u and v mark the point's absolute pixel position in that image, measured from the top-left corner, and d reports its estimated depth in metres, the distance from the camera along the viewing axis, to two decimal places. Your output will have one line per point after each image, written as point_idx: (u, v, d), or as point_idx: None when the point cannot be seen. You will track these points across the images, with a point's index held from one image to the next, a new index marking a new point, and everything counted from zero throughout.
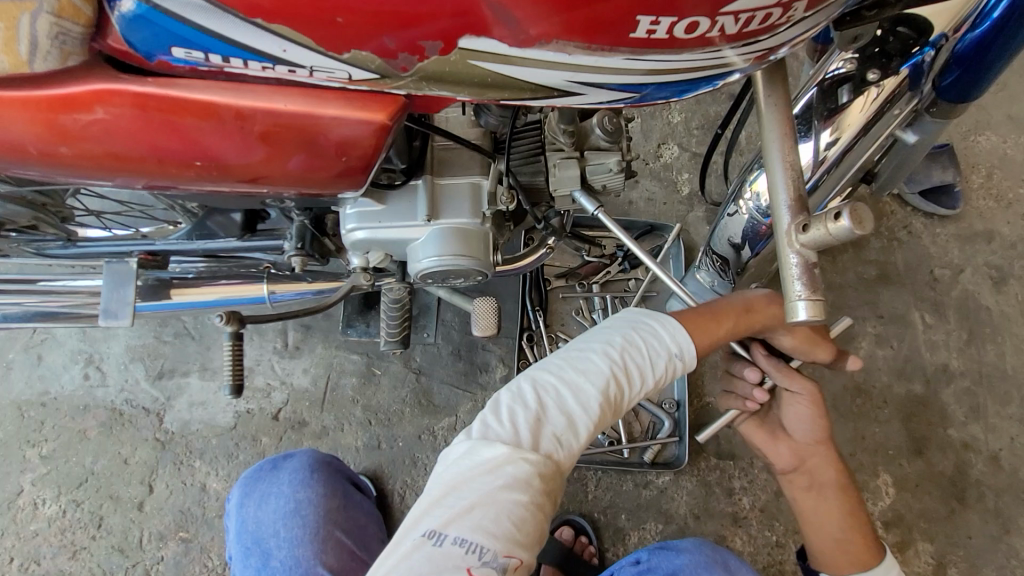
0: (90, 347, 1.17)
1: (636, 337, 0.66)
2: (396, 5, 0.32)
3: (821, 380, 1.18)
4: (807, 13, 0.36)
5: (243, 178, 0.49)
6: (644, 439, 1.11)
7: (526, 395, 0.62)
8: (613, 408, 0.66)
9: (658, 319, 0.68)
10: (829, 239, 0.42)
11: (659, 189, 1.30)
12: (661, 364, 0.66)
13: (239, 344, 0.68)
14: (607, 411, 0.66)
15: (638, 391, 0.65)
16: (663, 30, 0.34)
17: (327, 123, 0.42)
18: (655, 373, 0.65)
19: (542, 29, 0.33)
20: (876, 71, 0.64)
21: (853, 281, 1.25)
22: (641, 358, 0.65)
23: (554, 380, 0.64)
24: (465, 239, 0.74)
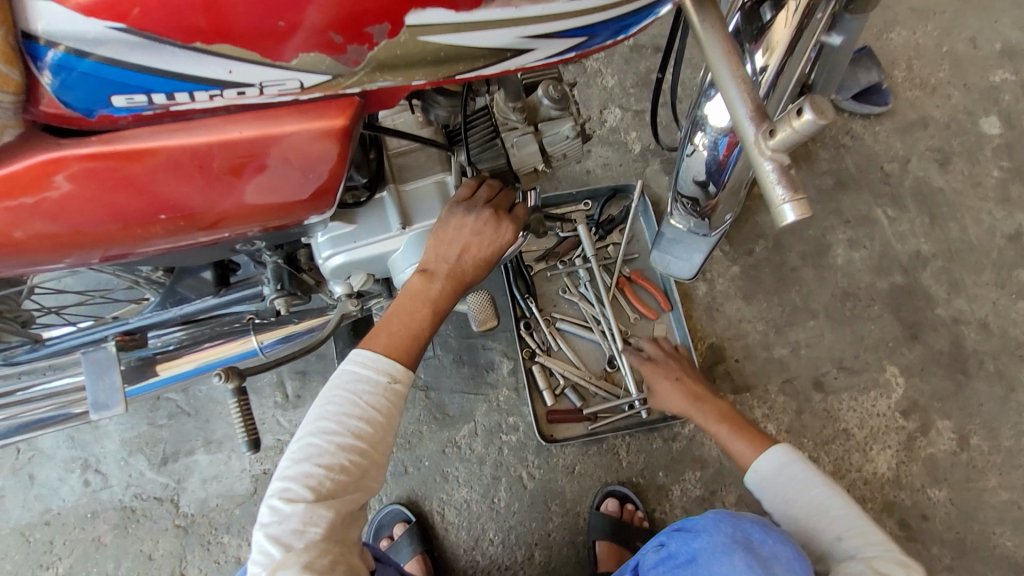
0: (83, 452, 1.11)
1: (326, 427, 0.62)
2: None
3: (809, 295, 1.22)
4: None
5: (209, 224, 0.47)
6: None
7: (288, 491, 0.59)
8: (343, 425, 0.62)
9: (347, 377, 0.65)
10: (797, 137, 0.44)
11: (612, 153, 1.32)
12: (346, 442, 0.61)
13: (245, 400, 0.66)
14: (341, 430, 0.62)
15: (351, 467, 0.61)
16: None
17: (286, 141, 0.42)
18: (382, 424, 0.64)
19: None
20: None
21: (814, 195, 1.29)
22: (371, 416, 0.63)
23: (290, 467, 0.61)
24: (446, 222, 0.69)
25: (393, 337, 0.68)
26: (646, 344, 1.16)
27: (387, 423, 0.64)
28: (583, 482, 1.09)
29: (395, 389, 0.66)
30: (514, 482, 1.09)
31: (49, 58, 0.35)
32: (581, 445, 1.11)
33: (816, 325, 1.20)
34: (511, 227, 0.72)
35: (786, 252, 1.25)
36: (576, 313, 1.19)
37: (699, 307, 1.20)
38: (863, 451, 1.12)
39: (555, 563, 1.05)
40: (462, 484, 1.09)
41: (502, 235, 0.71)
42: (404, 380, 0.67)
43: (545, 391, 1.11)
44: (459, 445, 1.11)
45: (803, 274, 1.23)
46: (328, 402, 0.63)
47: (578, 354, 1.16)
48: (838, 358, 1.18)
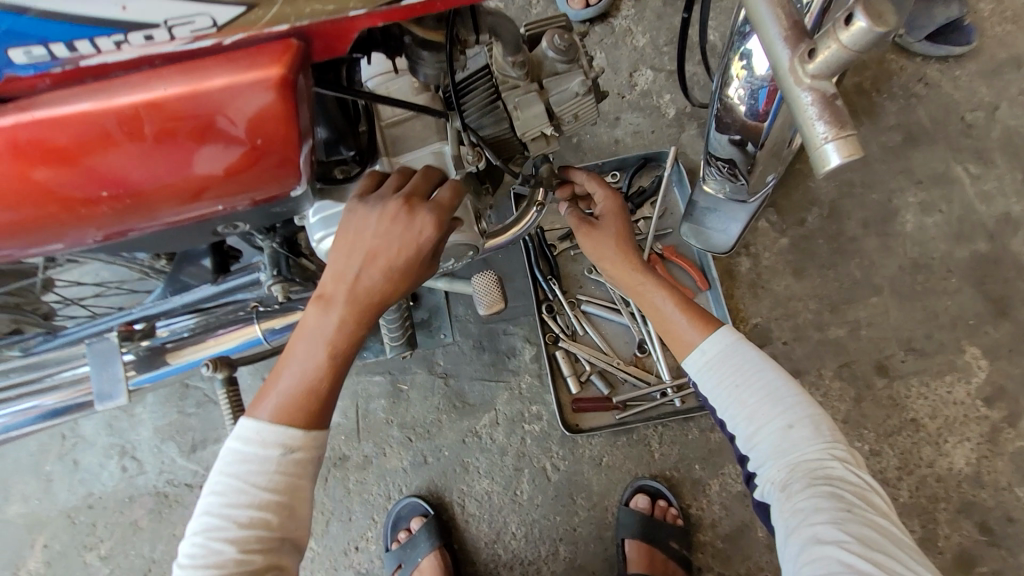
0: (120, 439, 1.14)
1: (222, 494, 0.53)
2: None
3: (872, 269, 1.08)
4: None
5: (160, 206, 0.42)
6: None
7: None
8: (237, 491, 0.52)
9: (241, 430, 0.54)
10: (847, 57, 0.34)
11: (644, 119, 1.21)
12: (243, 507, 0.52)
13: (235, 389, 0.63)
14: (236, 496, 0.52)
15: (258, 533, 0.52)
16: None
17: (220, 96, 0.36)
18: (289, 475, 0.54)
19: None
20: None
21: (878, 154, 1.13)
22: (261, 491, 0.52)
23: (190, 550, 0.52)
24: (344, 225, 0.57)
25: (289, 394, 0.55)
26: None
27: (291, 493, 0.53)
28: (612, 475, 1.03)
29: (294, 461, 0.54)
30: (538, 474, 1.03)
31: None
32: (609, 435, 1.04)
33: (880, 301, 1.06)
34: (429, 220, 0.56)
35: (845, 220, 1.10)
36: (603, 294, 1.10)
37: (742, 284, 1.08)
38: (935, 444, 0.99)
39: (582, 559, 1.00)
40: (484, 475, 1.04)
41: (416, 232, 0.56)
42: (306, 449, 0.55)
43: (570, 378, 1.04)
44: (480, 435, 1.06)
45: (865, 245, 1.09)
46: (212, 491, 0.53)
47: (607, 339, 1.08)
48: (907, 339, 1.03)
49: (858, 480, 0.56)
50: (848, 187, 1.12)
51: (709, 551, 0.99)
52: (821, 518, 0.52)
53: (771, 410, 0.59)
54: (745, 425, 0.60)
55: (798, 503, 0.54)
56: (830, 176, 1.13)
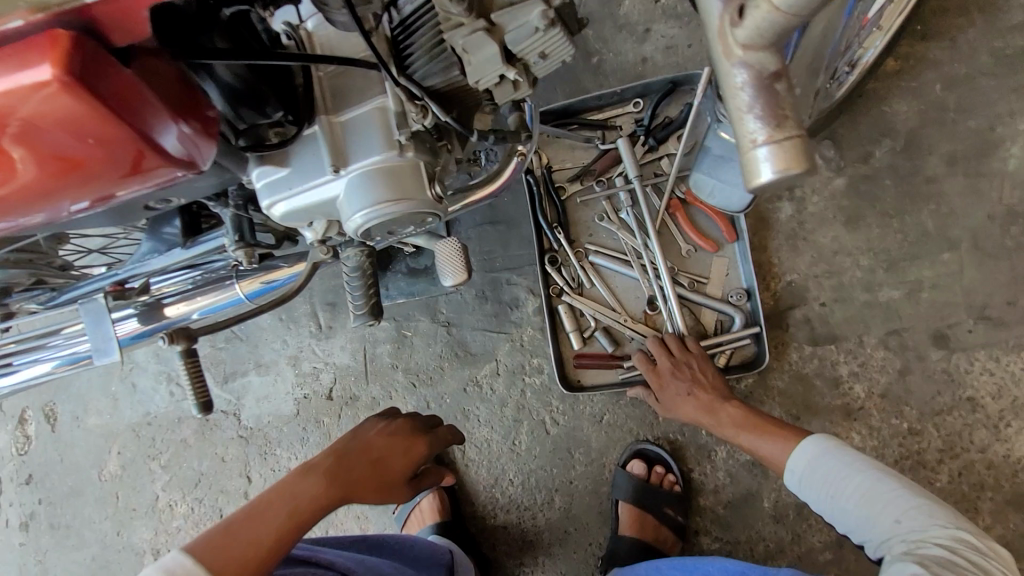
0: (168, 367, 1.27)
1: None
2: None
3: (950, 218, 0.88)
4: None
5: (34, 199, 0.43)
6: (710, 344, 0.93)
7: None
8: None
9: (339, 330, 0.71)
10: (782, 22, 0.28)
11: (681, 31, 1.01)
12: None
13: (194, 361, 0.63)
14: None
15: None
16: None
17: (22, 104, 0.35)
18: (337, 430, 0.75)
19: None
20: None
21: (985, 66, 0.88)
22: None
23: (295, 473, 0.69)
24: None
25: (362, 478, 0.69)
26: (697, 282, 0.95)
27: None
28: (612, 434, 0.99)
29: None
30: (536, 427, 1.02)
31: None
32: (613, 393, 0.99)
33: (954, 259, 0.87)
34: None
35: (924, 155, 0.89)
36: (615, 244, 0.99)
37: (779, 235, 0.93)
38: (993, 428, 0.85)
39: (577, 509, 0.99)
40: (483, 424, 1.04)
41: None
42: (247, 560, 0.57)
43: (571, 333, 0.98)
44: (481, 384, 1.05)
45: (946, 188, 0.88)
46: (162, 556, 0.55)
47: (615, 293, 0.98)
48: (980, 306, 0.86)
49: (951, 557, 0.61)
50: (935, 109, 0.89)
51: (710, 517, 0.94)
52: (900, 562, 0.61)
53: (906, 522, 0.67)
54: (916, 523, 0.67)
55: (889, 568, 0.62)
56: (913, 98, 0.90)
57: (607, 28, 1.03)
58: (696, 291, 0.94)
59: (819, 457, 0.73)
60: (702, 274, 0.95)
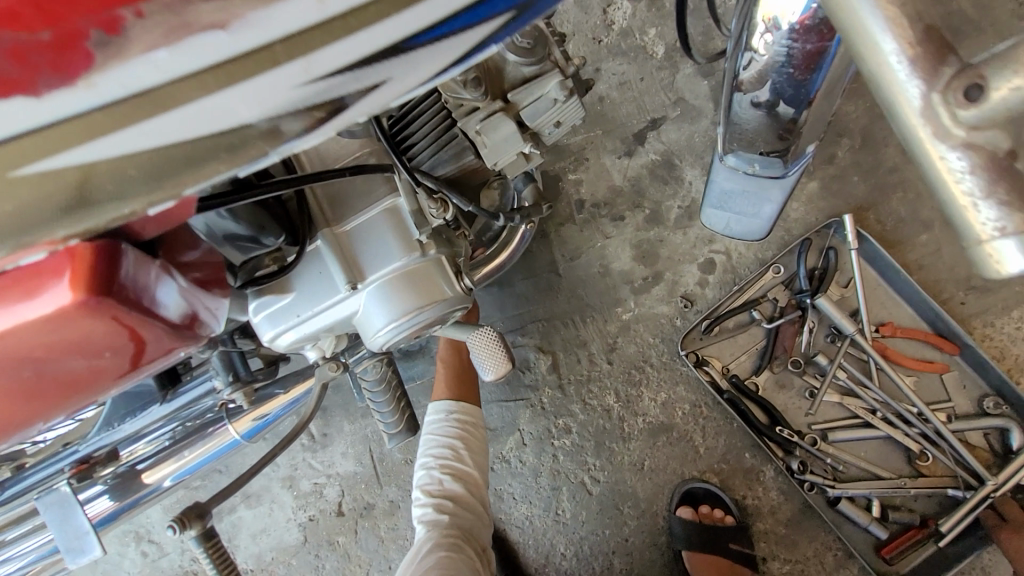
0: (132, 524, 1.07)
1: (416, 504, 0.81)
2: None
3: (918, 201, 0.93)
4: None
5: (14, 424, 0.36)
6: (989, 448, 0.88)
7: None
8: None
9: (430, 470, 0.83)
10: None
11: (630, 64, 1.00)
12: None
13: (215, 544, 0.52)
14: None
15: None
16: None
17: (22, 331, 0.30)
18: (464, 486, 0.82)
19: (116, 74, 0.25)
20: None
21: None
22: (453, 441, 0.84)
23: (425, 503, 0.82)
24: None
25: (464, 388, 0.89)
26: (946, 410, 0.89)
27: (471, 441, 0.85)
28: (656, 479, 0.95)
29: None
30: (577, 489, 0.96)
31: None
32: (648, 437, 0.95)
33: (931, 239, 0.92)
34: None
35: (882, 147, 0.94)
36: (844, 414, 0.91)
37: (771, 246, 0.94)
38: None
39: (640, 568, 0.94)
40: (521, 500, 0.97)
41: None
42: (461, 410, 0.87)
43: (870, 525, 0.87)
44: (509, 459, 0.98)
45: (909, 175, 0.93)
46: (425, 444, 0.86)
47: (874, 461, 0.90)
48: (964, 278, 0.91)
49: None
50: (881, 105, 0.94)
51: (773, 539, 0.92)
52: None
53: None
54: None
55: None
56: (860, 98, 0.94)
57: None
58: (956, 420, 0.88)
59: None
60: (943, 398, 0.90)
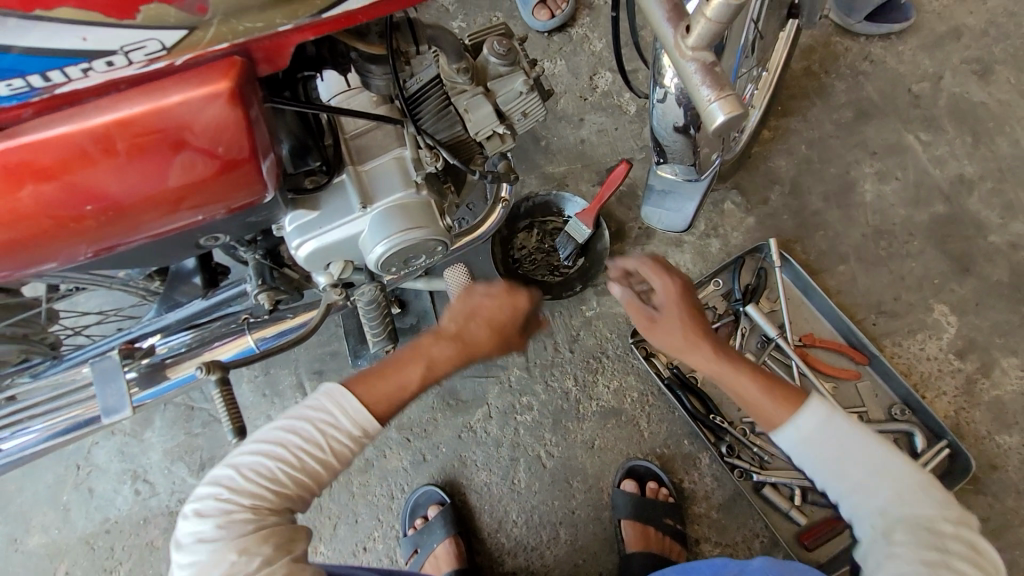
0: (132, 464, 1.19)
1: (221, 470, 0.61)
2: None
3: (837, 238, 1.11)
4: None
5: (126, 193, 0.46)
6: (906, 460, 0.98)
7: None
8: None
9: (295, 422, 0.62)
10: (716, 28, 0.39)
11: (607, 118, 1.26)
12: None
13: (228, 389, 0.68)
14: None
15: None
16: None
17: (181, 113, 0.42)
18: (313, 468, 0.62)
19: None
20: None
21: (832, 130, 1.18)
22: (323, 447, 0.62)
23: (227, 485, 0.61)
24: None
25: (380, 384, 0.64)
26: (861, 413, 1.01)
27: (334, 463, 0.63)
28: (605, 457, 1.06)
29: None
30: (532, 462, 1.07)
31: None
32: (599, 419, 1.08)
33: (847, 269, 1.09)
34: None
35: (807, 194, 1.15)
36: None
37: (713, 265, 1.12)
38: None
39: (582, 540, 1.02)
40: (482, 468, 1.08)
41: None
42: (363, 429, 0.64)
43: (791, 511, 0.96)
44: (475, 429, 1.10)
45: (828, 217, 1.13)
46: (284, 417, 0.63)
47: None
48: (876, 303, 1.07)
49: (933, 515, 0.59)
50: (806, 163, 1.16)
51: (705, 522, 1.01)
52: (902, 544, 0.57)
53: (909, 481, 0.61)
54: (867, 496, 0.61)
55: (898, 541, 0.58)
56: (788, 155, 1.17)
57: (549, 119, 1.27)
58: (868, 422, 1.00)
59: (887, 462, 0.61)
60: (858, 404, 1.02)
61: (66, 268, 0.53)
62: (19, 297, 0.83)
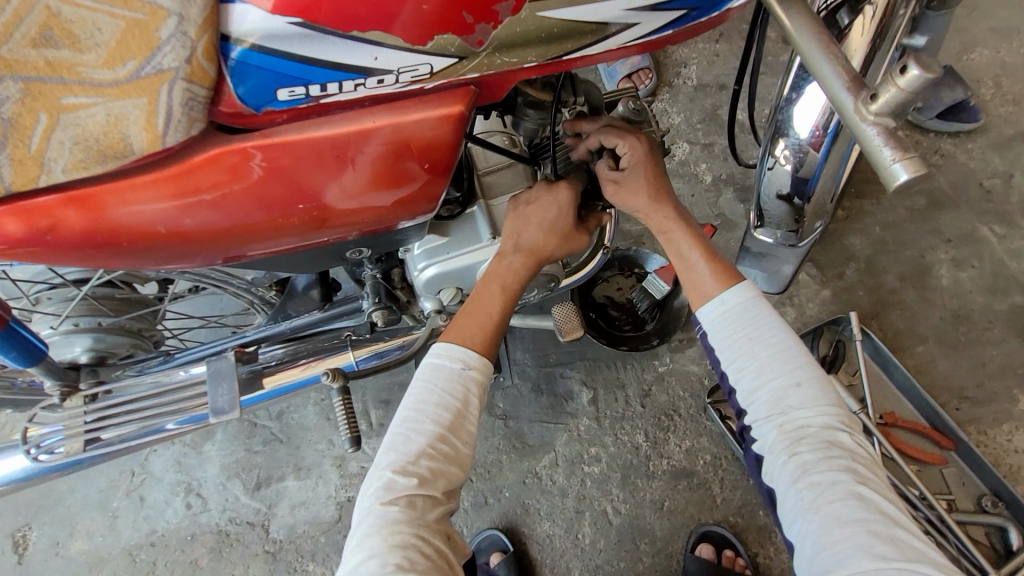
0: (187, 476, 1.17)
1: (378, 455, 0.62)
2: None
3: (914, 319, 1.13)
4: None
5: (331, 195, 0.50)
6: (997, 556, 0.93)
7: None
8: None
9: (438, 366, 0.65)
10: (904, 98, 0.43)
11: (684, 184, 1.32)
12: None
13: (348, 399, 0.70)
14: None
15: None
16: None
17: (412, 129, 0.46)
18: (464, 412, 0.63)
19: None
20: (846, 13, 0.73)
21: (906, 215, 1.22)
22: (450, 402, 0.63)
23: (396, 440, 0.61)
24: None
25: (467, 322, 0.67)
26: (947, 500, 0.98)
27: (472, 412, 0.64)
28: (674, 520, 1.03)
29: None
30: (599, 517, 1.04)
31: (242, 70, 0.40)
32: (669, 478, 1.06)
33: (926, 351, 1.10)
34: None
35: (883, 274, 1.17)
36: None
37: (789, 333, 1.14)
38: None
39: None
40: (545, 517, 1.05)
41: None
42: (481, 369, 0.66)
43: None
44: (540, 476, 1.08)
45: (905, 297, 1.14)
46: (413, 391, 0.64)
47: None
48: (958, 387, 1.06)
49: (862, 451, 0.61)
50: (881, 244, 1.20)
51: None
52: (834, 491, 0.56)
53: (783, 369, 0.63)
54: (755, 378, 0.64)
55: (816, 472, 0.58)
56: (863, 235, 1.21)
57: None
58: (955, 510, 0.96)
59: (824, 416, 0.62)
60: (944, 490, 0.99)
61: (227, 260, 0.57)
62: (137, 292, 0.85)
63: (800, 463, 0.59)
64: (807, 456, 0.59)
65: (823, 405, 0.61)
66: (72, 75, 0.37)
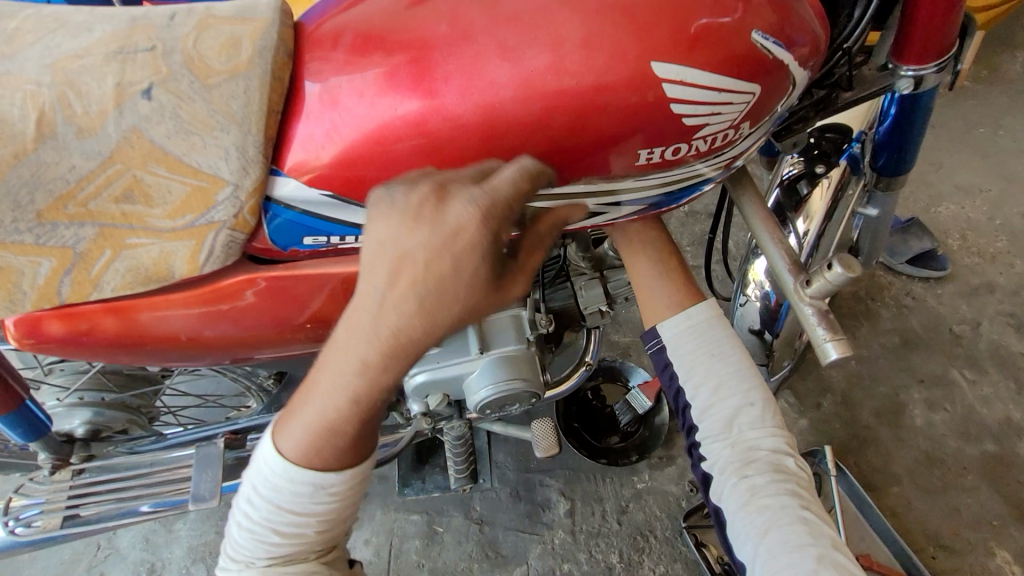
0: (152, 556, 1.15)
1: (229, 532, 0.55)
2: (473, 169, 0.46)
3: (889, 457, 1.15)
4: (752, 128, 0.51)
5: (337, 317, 0.57)
6: None
7: None
8: None
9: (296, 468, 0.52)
10: (831, 287, 0.51)
11: None
12: None
13: None
14: None
15: None
16: (657, 156, 0.48)
17: None
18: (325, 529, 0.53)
19: (573, 171, 0.47)
20: (806, 185, 0.82)
21: (880, 352, 1.28)
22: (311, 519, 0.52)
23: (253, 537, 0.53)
24: None
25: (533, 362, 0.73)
26: None
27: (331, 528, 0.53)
28: None
29: None
30: None
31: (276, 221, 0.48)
32: None
33: (901, 491, 1.11)
34: None
35: (858, 408, 1.21)
36: None
37: None
38: None
39: None
40: None
41: None
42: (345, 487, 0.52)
43: None
44: None
45: (880, 434, 1.17)
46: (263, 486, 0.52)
47: None
48: (934, 534, 1.06)
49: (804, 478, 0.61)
50: (856, 377, 1.25)
51: None
52: (784, 517, 0.57)
53: (736, 388, 0.62)
54: (709, 393, 0.62)
55: (764, 498, 0.58)
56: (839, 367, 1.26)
57: None
58: None
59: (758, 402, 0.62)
60: None
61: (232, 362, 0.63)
62: (144, 369, 0.89)
63: (750, 489, 0.59)
64: (756, 479, 0.59)
65: (770, 428, 0.61)
66: (140, 222, 0.45)
